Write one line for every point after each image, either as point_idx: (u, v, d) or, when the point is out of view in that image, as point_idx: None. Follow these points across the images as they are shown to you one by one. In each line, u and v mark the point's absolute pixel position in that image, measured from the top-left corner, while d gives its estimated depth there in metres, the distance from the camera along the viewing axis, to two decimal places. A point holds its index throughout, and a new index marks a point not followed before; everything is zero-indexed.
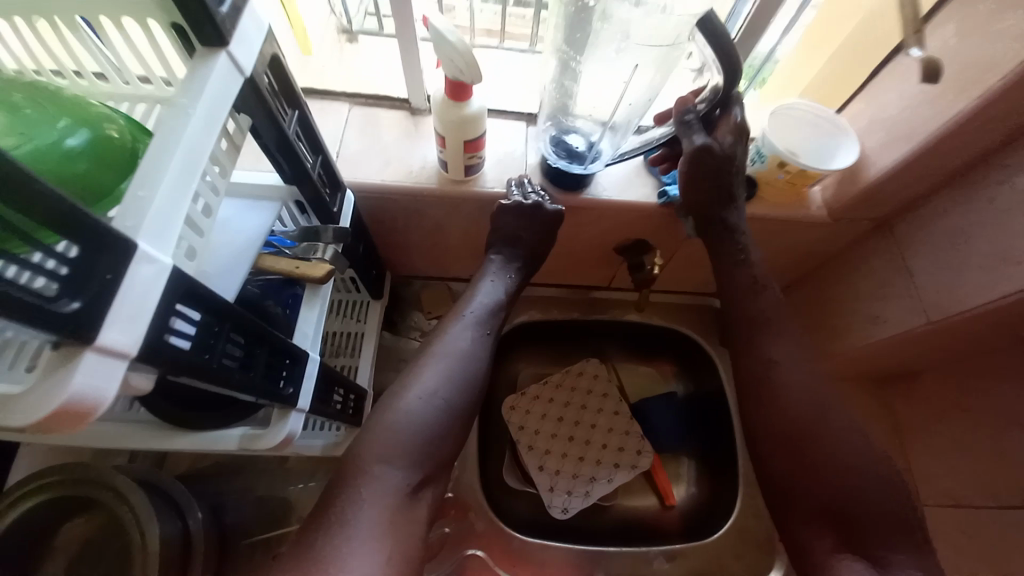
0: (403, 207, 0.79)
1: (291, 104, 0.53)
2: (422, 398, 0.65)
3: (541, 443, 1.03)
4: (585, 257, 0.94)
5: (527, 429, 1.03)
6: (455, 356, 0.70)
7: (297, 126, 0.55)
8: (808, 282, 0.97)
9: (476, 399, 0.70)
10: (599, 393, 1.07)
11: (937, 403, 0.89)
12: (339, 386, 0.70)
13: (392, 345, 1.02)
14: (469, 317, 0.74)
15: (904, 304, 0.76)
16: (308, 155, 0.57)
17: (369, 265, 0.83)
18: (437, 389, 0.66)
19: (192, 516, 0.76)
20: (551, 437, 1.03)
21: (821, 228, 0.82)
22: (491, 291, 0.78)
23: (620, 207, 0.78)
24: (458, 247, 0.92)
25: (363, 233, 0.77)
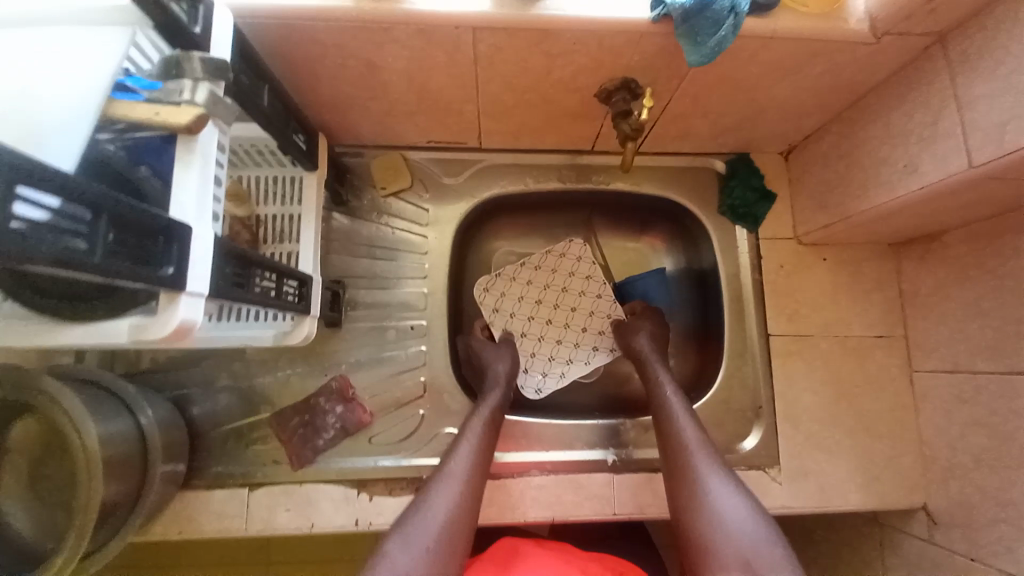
0: (319, 40, 0.61)
1: None
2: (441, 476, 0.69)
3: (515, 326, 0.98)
4: (561, 107, 0.77)
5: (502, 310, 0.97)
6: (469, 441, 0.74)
7: None
8: (829, 130, 0.81)
9: (487, 464, 0.72)
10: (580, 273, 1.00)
11: (954, 266, 0.79)
12: (264, 267, 0.59)
13: (351, 230, 0.89)
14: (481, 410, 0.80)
15: (946, 145, 0.61)
16: None
17: (289, 125, 0.68)
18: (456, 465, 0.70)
19: (143, 414, 0.72)
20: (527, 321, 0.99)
21: (860, 51, 0.64)
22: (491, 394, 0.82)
23: (598, 28, 0.60)
24: (403, 100, 0.75)
25: (264, 78, 0.60)
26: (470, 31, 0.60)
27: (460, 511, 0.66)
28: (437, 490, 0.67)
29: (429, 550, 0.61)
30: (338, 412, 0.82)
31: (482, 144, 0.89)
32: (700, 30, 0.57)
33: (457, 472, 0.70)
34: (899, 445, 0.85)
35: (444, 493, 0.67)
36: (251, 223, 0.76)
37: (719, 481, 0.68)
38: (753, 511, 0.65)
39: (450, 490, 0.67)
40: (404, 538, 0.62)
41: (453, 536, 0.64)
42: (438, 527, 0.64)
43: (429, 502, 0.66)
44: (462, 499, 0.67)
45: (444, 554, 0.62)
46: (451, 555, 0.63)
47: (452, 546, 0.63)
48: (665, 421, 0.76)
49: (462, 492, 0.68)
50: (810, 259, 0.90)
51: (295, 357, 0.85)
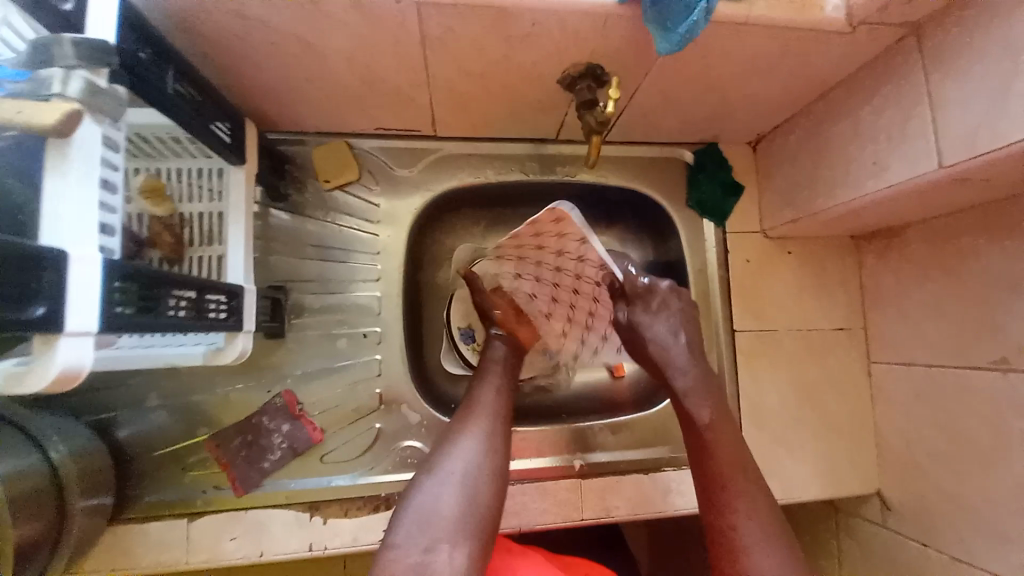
0: (233, 13, 0.51)
1: None
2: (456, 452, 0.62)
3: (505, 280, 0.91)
4: (523, 94, 0.70)
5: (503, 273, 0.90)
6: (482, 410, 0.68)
7: None
8: (799, 122, 0.79)
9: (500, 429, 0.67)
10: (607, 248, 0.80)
11: (915, 263, 0.79)
12: (178, 287, 0.50)
13: (295, 229, 0.80)
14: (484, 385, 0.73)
15: (916, 146, 0.59)
16: None
17: (204, 115, 0.59)
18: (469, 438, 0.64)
19: (54, 446, 0.63)
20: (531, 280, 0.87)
21: (834, 43, 0.61)
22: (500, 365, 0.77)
23: (562, 12, 0.53)
24: (345, 85, 0.66)
25: (167, 62, 0.52)
26: (415, 9, 0.52)
27: (490, 443, 0.64)
28: (468, 424, 0.66)
29: (468, 475, 0.60)
30: (285, 431, 0.75)
31: (437, 132, 0.81)
32: (669, 16, 0.52)
33: (489, 405, 0.69)
34: (856, 437, 0.87)
35: (479, 425, 0.66)
36: (170, 224, 0.66)
37: (751, 490, 0.64)
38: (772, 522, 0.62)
39: (482, 422, 0.66)
40: (435, 470, 0.61)
41: (489, 465, 0.62)
42: (477, 460, 0.62)
43: (463, 436, 0.64)
44: (491, 430, 0.66)
45: (478, 483, 0.60)
46: (487, 482, 0.61)
47: (490, 471, 0.61)
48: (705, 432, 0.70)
49: (493, 425, 0.66)
50: (776, 254, 0.89)
51: (234, 372, 0.76)
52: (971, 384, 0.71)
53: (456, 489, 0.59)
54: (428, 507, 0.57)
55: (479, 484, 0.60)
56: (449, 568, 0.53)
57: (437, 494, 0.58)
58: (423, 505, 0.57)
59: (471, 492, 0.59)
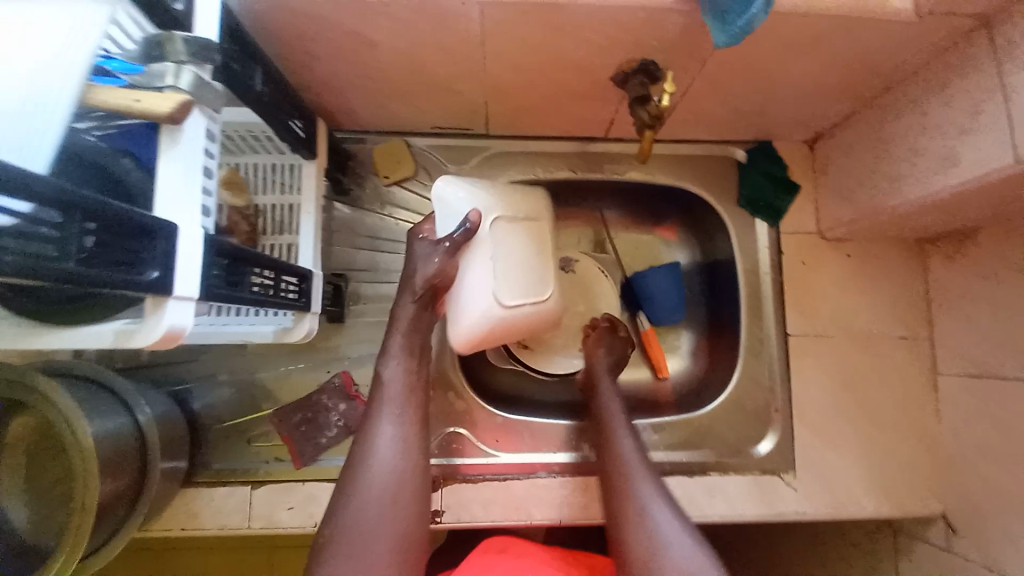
0: (311, 15, 0.56)
1: None
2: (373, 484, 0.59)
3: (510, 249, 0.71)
4: (574, 92, 0.72)
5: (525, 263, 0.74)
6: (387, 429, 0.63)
7: None
8: (858, 119, 0.77)
9: (412, 452, 0.62)
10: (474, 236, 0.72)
11: (988, 266, 0.74)
12: (258, 266, 0.55)
13: (354, 220, 0.86)
14: (389, 398, 0.65)
15: (988, 138, 0.57)
16: None
17: (283, 110, 0.64)
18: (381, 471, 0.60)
19: (141, 410, 0.70)
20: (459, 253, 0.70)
21: (897, 33, 0.59)
22: (401, 360, 0.67)
23: (616, 9, 0.55)
24: (406, 85, 0.70)
25: (257, 62, 0.57)
26: (475, 9, 0.56)
27: (406, 443, 0.62)
28: (380, 413, 0.64)
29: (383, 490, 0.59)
30: (342, 410, 0.79)
31: (489, 130, 0.85)
32: (728, 7, 0.53)
33: (393, 406, 0.64)
34: (917, 451, 0.82)
35: (386, 433, 0.62)
36: (248, 213, 0.73)
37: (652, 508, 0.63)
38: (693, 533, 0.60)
39: (388, 427, 0.62)
40: (347, 502, 0.59)
41: (408, 476, 0.61)
42: (388, 468, 0.60)
43: (369, 448, 0.61)
44: (403, 431, 0.63)
45: (391, 518, 0.58)
46: (412, 508, 0.60)
47: (406, 478, 0.60)
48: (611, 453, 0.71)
49: (402, 431, 0.63)
50: (831, 255, 0.86)
51: (296, 352, 0.82)
52: None
53: (378, 526, 0.57)
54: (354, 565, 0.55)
55: (405, 511, 0.59)
56: None
57: (354, 529, 0.57)
58: (350, 537, 0.57)
59: (393, 526, 0.58)
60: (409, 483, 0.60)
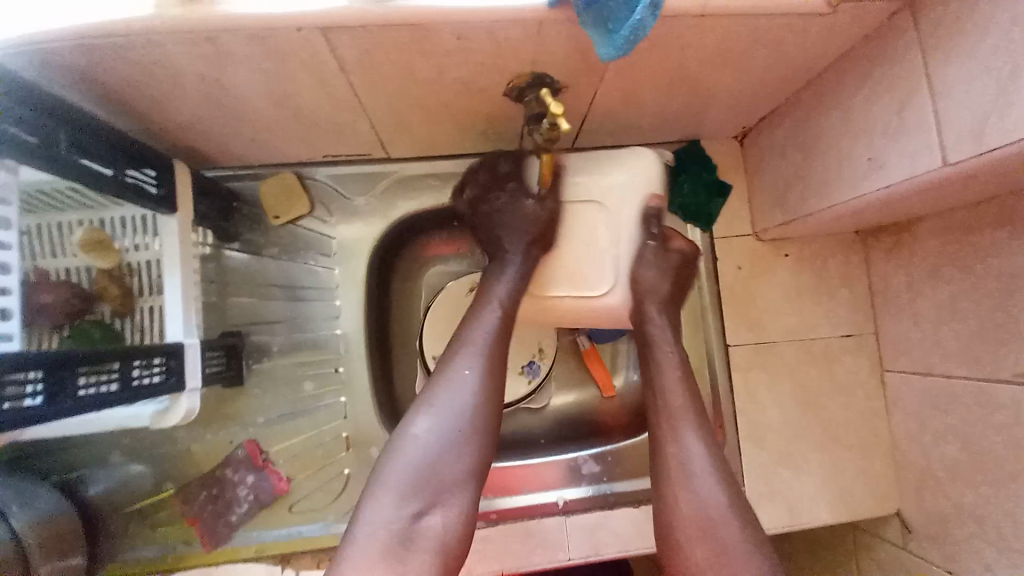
0: (119, 57, 0.47)
1: None
2: (456, 392, 0.58)
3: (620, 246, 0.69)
4: (470, 110, 0.64)
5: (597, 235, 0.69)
6: (479, 346, 0.62)
7: None
8: (785, 112, 0.70)
9: (496, 370, 0.61)
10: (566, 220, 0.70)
11: (926, 262, 0.70)
12: (106, 361, 0.49)
13: (250, 268, 0.77)
14: (482, 325, 0.64)
15: (915, 140, 0.51)
16: None
17: (117, 165, 0.54)
18: (466, 388, 0.59)
19: (15, 517, 0.60)
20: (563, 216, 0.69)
21: (810, 27, 0.52)
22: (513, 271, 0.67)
23: (485, 23, 0.47)
24: (274, 118, 0.61)
25: (68, 124, 0.48)
26: (318, 35, 0.47)
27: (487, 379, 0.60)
28: (467, 340, 0.62)
29: (457, 409, 0.57)
30: (250, 483, 0.72)
31: (389, 154, 0.75)
32: (610, 15, 0.45)
33: (478, 345, 0.62)
34: (869, 454, 0.79)
35: (469, 359, 0.61)
36: (118, 275, 0.68)
37: (715, 494, 0.57)
38: (717, 461, 0.60)
39: (474, 367, 0.60)
40: (432, 410, 0.57)
41: (482, 405, 0.59)
42: (470, 393, 0.59)
43: (455, 365, 0.61)
44: (489, 365, 0.61)
45: (470, 436, 0.57)
46: (479, 426, 0.58)
47: (483, 410, 0.59)
48: (659, 433, 0.63)
49: (489, 368, 0.61)
50: (770, 257, 0.81)
51: (195, 423, 0.73)
52: (997, 400, 0.62)
53: (447, 435, 0.56)
54: (423, 464, 0.55)
55: (470, 432, 0.57)
56: (437, 531, 0.53)
57: (439, 429, 0.56)
58: (417, 443, 0.56)
59: (465, 441, 0.57)
60: (491, 398, 0.60)
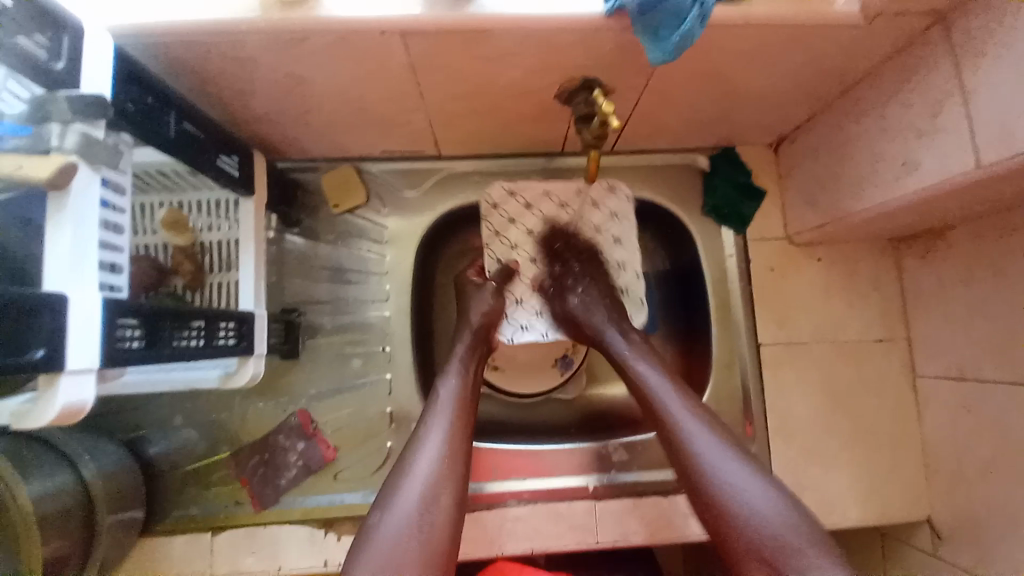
0: (227, 53, 0.53)
1: None
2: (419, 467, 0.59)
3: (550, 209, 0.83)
4: (520, 110, 0.69)
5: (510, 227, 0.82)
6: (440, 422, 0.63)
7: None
8: (819, 121, 0.74)
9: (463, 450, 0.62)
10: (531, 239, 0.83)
11: (960, 267, 0.71)
12: (189, 317, 0.54)
13: (307, 253, 0.83)
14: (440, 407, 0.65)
15: (947, 144, 0.54)
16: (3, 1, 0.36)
17: (208, 149, 0.60)
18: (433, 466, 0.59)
19: (86, 463, 0.66)
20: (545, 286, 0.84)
21: (847, 38, 0.56)
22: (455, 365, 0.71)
23: (545, 29, 0.52)
24: (347, 112, 0.67)
25: (173, 104, 0.54)
26: (399, 37, 0.52)
27: (450, 448, 0.61)
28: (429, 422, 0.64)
29: (426, 481, 0.58)
30: (300, 450, 0.77)
31: (440, 151, 0.81)
32: (660, 24, 0.50)
33: (444, 406, 0.65)
34: (899, 457, 0.79)
35: (432, 436, 0.62)
36: (191, 252, 0.73)
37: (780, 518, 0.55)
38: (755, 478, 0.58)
39: (436, 441, 0.61)
40: (397, 487, 0.57)
41: (449, 470, 0.60)
42: (430, 467, 0.59)
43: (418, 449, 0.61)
44: (452, 435, 0.63)
45: (437, 504, 0.57)
46: (457, 466, 0.61)
47: (449, 482, 0.59)
48: (688, 470, 0.61)
49: (452, 438, 0.62)
50: (801, 260, 0.83)
51: (254, 392, 0.80)
52: None
53: (415, 502, 0.56)
54: (392, 532, 0.54)
55: (441, 495, 0.58)
56: None
57: (407, 501, 0.56)
58: (389, 518, 0.55)
59: (432, 510, 0.56)
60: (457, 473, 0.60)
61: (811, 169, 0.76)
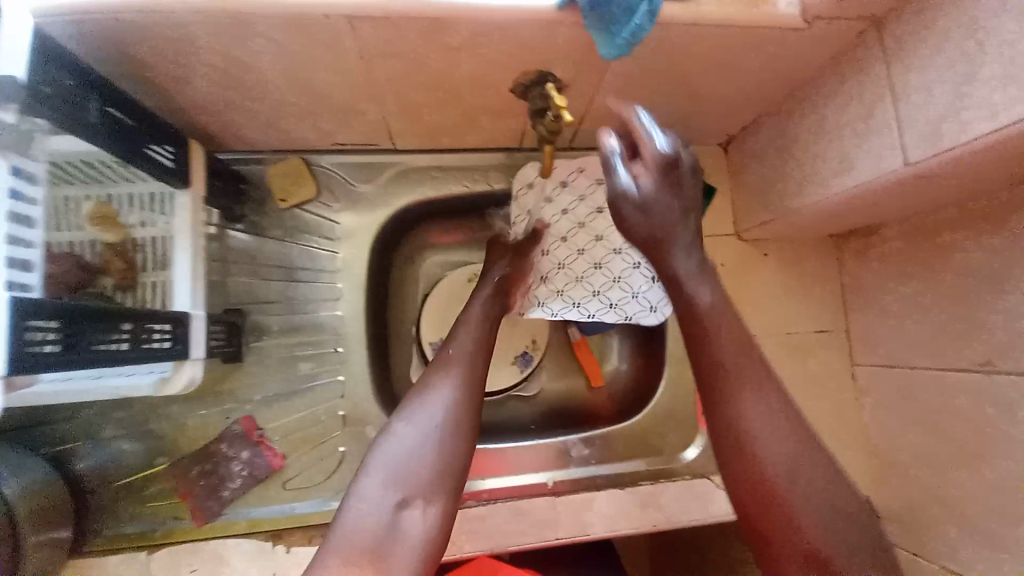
0: (158, 34, 0.50)
1: None
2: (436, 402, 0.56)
3: (578, 212, 0.79)
4: (477, 103, 0.68)
5: (546, 207, 0.79)
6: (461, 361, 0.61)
7: None
8: (766, 121, 0.76)
9: (478, 391, 0.59)
10: (557, 236, 0.79)
11: (893, 262, 0.76)
12: (118, 319, 0.50)
13: (252, 250, 0.78)
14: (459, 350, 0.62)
15: (881, 143, 0.57)
16: None
17: (138, 138, 0.56)
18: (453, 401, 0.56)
19: (6, 484, 0.60)
20: (570, 276, 0.79)
21: (792, 39, 0.58)
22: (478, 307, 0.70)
23: (499, 20, 0.51)
24: (295, 102, 0.64)
25: (96, 88, 0.51)
26: (347, 23, 0.50)
27: (469, 385, 0.58)
28: (443, 366, 0.60)
29: (438, 419, 0.54)
30: (244, 458, 0.73)
31: (395, 145, 0.79)
32: (613, 19, 0.50)
33: (460, 355, 0.61)
34: (841, 444, 0.84)
35: (449, 376, 0.59)
36: (122, 250, 0.66)
37: (803, 472, 0.50)
38: (788, 427, 0.52)
39: (453, 376, 0.59)
40: (407, 419, 0.55)
41: (464, 409, 0.56)
42: (446, 404, 0.56)
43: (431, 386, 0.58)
44: (469, 375, 0.59)
45: (452, 441, 0.54)
46: (460, 434, 0.55)
47: (461, 422, 0.55)
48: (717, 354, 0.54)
49: (468, 375, 0.59)
50: (751, 256, 0.86)
51: (200, 396, 0.75)
52: (957, 387, 0.67)
53: (431, 442, 0.53)
54: (402, 458, 0.51)
55: (450, 436, 0.54)
56: (417, 529, 0.48)
57: (416, 439, 0.53)
58: (393, 449, 0.52)
59: (443, 453, 0.53)
60: (473, 418, 0.57)
61: (759, 168, 0.79)
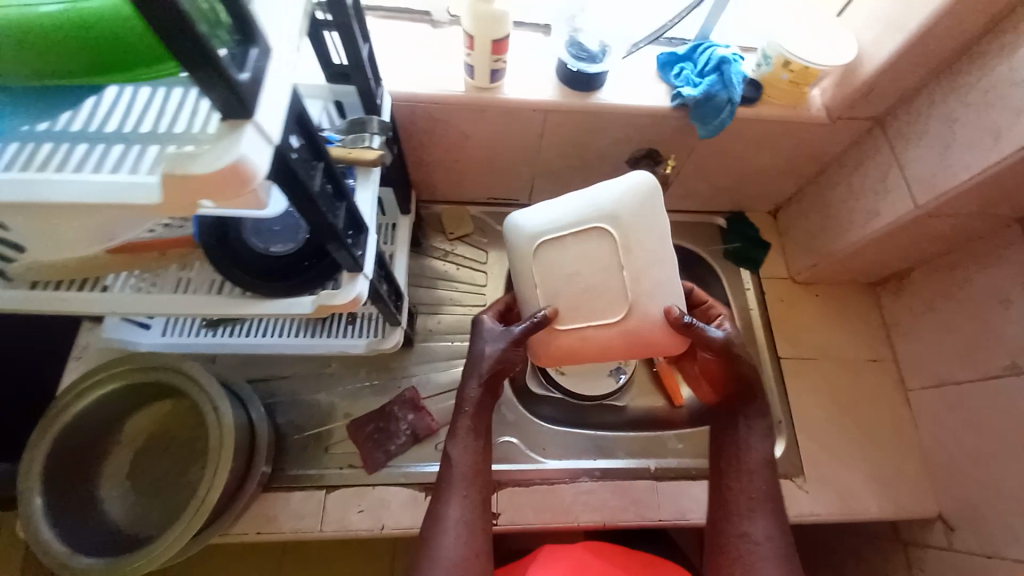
0: (432, 116, 0.83)
1: (365, 36, 0.61)
2: (451, 524, 0.63)
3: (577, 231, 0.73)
4: (600, 170, 0.99)
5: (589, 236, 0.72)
6: (461, 475, 0.66)
7: (367, 55, 0.62)
8: (807, 192, 1.04)
9: (479, 493, 0.66)
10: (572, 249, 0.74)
11: (923, 298, 0.96)
12: (384, 275, 0.75)
13: (422, 267, 1.06)
14: (456, 474, 0.66)
15: (895, 195, 0.82)
16: (374, 81, 0.66)
17: (395, 176, 0.86)
18: (465, 521, 0.64)
19: (254, 409, 0.82)
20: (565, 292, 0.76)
21: (821, 130, 0.88)
22: (471, 386, 0.70)
23: (634, 114, 0.84)
24: (482, 163, 0.96)
25: (396, 140, 0.81)
26: (543, 113, 0.83)
27: (470, 495, 0.65)
28: (445, 489, 0.66)
29: (460, 539, 0.63)
30: (410, 419, 0.92)
31: (530, 200, 1.10)
32: (706, 114, 0.81)
33: (460, 470, 0.66)
34: (904, 458, 0.95)
35: (453, 498, 0.65)
36: None
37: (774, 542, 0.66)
38: (773, 500, 0.69)
39: (460, 499, 0.65)
40: (430, 536, 0.63)
41: (472, 520, 0.64)
42: (459, 523, 0.64)
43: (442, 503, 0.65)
44: (471, 489, 0.66)
45: (471, 549, 0.63)
46: (475, 543, 0.63)
47: (473, 540, 0.63)
48: (732, 464, 0.72)
49: (472, 493, 0.65)
50: (804, 296, 1.08)
51: (377, 371, 0.97)
52: (994, 390, 0.82)
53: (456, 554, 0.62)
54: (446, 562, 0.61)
55: (470, 544, 0.63)
56: None
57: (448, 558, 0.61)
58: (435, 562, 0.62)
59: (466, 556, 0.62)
60: (482, 528, 0.65)
61: (804, 225, 1.05)
